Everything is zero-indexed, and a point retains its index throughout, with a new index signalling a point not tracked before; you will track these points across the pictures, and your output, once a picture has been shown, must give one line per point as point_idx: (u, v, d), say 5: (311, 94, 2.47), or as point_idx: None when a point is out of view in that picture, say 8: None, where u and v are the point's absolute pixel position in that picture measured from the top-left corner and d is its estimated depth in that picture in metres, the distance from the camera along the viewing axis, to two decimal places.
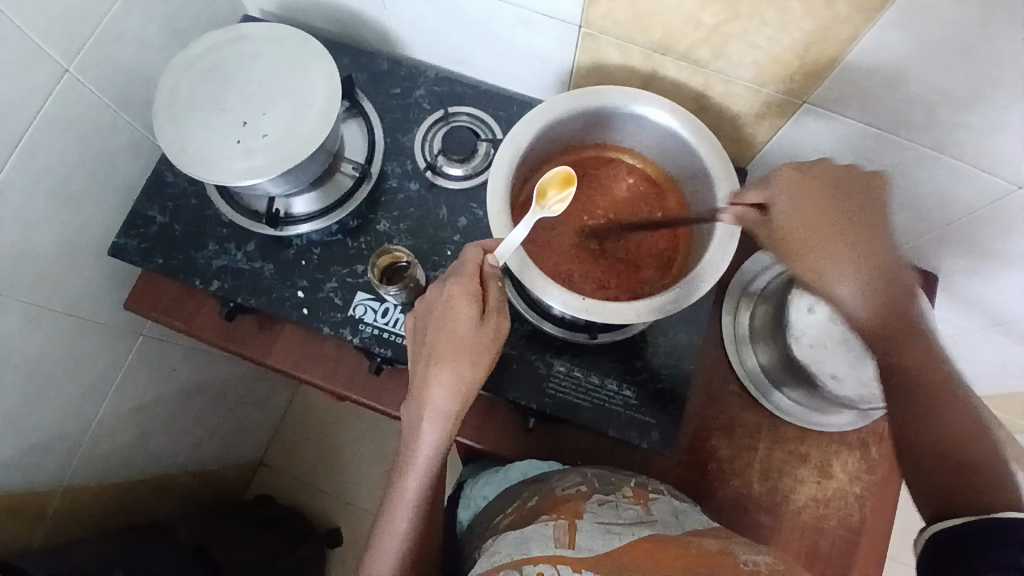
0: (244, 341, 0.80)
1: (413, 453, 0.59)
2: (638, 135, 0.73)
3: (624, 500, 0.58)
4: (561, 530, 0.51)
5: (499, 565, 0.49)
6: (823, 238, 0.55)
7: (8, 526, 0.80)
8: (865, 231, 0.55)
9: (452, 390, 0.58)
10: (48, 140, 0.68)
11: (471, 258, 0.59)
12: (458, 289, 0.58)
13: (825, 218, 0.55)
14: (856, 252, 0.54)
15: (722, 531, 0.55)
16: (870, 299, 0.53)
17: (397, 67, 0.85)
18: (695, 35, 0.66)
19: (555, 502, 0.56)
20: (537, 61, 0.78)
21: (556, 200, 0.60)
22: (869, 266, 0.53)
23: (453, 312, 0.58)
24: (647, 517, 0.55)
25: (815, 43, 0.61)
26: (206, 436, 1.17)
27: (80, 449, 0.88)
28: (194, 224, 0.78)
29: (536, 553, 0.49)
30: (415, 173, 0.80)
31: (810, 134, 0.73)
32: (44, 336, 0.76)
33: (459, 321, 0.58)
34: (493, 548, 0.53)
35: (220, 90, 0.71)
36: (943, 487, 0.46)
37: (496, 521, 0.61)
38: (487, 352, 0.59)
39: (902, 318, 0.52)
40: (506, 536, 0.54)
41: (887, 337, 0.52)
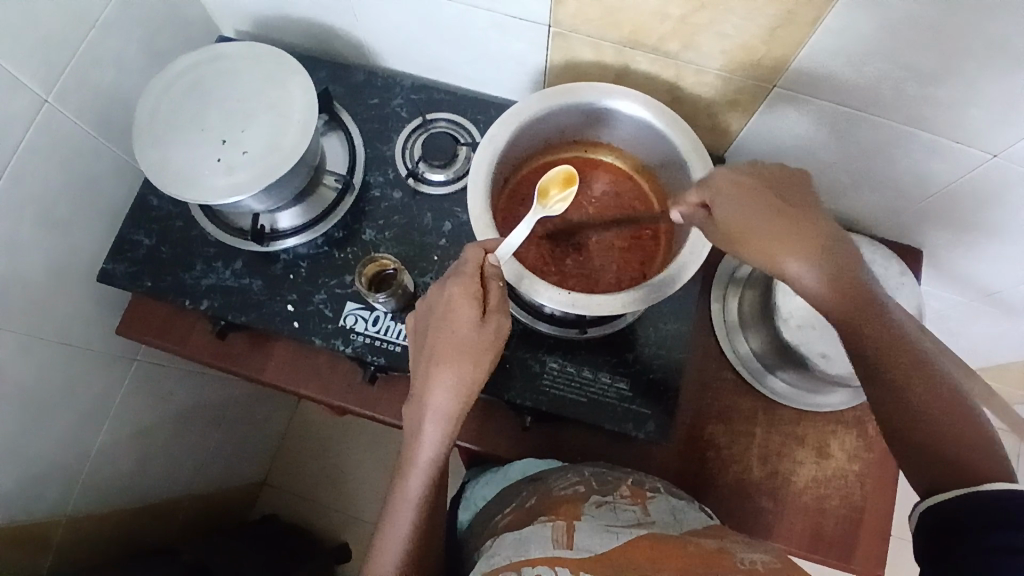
0: (236, 358, 0.80)
1: (415, 455, 0.59)
2: (614, 130, 0.74)
3: (622, 500, 0.58)
4: (559, 532, 0.51)
5: (498, 567, 0.49)
6: (768, 230, 0.55)
7: (11, 559, 0.79)
8: (804, 214, 0.56)
9: (454, 391, 0.58)
10: (30, 169, 0.68)
11: (471, 258, 0.60)
12: (460, 288, 0.59)
13: (764, 214, 0.56)
14: (799, 235, 0.55)
15: (721, 529, 0.55)
16: (824, 279, 0.54)
17: (373, 78, 0.85)
18: (663, 28, 0.67)
19: (554, 503, 0.57)
20: (511, 63, 0.79)
21: (557, 199, 0.65)
22: (816, 246, 0.55)
23: (455, 310, 0.59)
24: (644, 517, 0.55)
25: (781, 28, 0.62)
26: (206, 458, 1.16)
27: (80, 478, 0.88)
28: (181, 245, 0.79)
29: (535, 555, 0.49)
30: (397, 181, 0.81)
31: (785, 118, 0.74)
32: (37, 365, 0.76)
33: (461, 320, 0.58)
34: (492, 550, 0.53)
35: (199, 110, 0.72)
36: (935, 468, 0.49)
37: (494, 521, 0.61)
38: (488, 352, 0.59)
39: (853, 292, 0.54)
40: (506, 537, 0.54)
41: (851, 311, 0.53)
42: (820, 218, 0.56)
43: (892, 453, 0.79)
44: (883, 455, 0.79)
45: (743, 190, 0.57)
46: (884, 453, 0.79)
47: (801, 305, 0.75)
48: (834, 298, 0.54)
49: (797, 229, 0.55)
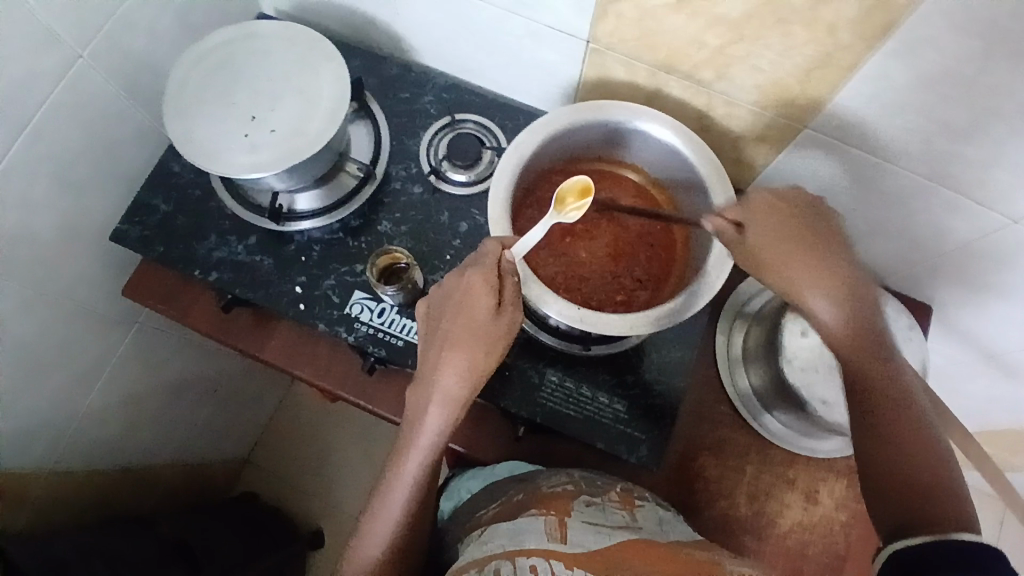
0: (238, 334, 0.80)
1: (416, 434, 0.59)
2: (640, 151, 0.74)
3: (611, 503, 0.59)
4: (552, 525, 0.52)
5: (491, 554, 0.49)
6: (796, 259, 0.56)
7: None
8: (830, 251, 0.56)
9: (462, 375, 0.58)
10: (57, 123, 0.69)
11: (490, 252, 0.59)
12: (479, 276, 0.58)
13: (792, 240, 0.56)
14: (822, 268, 0.55)
15: (706, 542, 0.56)
16: (840, 318, 0.55)
17: (407, 72, 0.86)
18: (700, 56, 0.67)
19: (544, 498, 0.57)
20: (545, 73, 0.79)
21: (573, 207, 0.63)
22: (839, 280, 0.55)
23: (473, 297, 0.58)
24: (632, 522, 0.56)
25: (817, 69, 0.63)
26: (193, 429, 1.16)
27: (67, 435, 0.88)
28: (197, 215, 0.79)
29: (529, 546, 0.49)
30: (418, 176, 0.81)
31: (811, 160, 0.74)
32: (39, 317, 0.76)
33: (476, 307, 0.58)
34: (484, 538, 0.53)
35: (231, 84, 0.72)
36: (902, 508, 0.50)
37: (479, 513, 0.61)
38: (500, 342, 0.59)
39: (870, 336, 0.55)
40: (498, 526, 0.54)
41: (856, 349, 0.55)
42: (843, 254, 0.56)
43: None
44: None
45: (778, 212, 0.57)
46: None
47: (806, 347, 0.74)
48: (846, 339, 0.55)
49: (822, 265, 0.55)
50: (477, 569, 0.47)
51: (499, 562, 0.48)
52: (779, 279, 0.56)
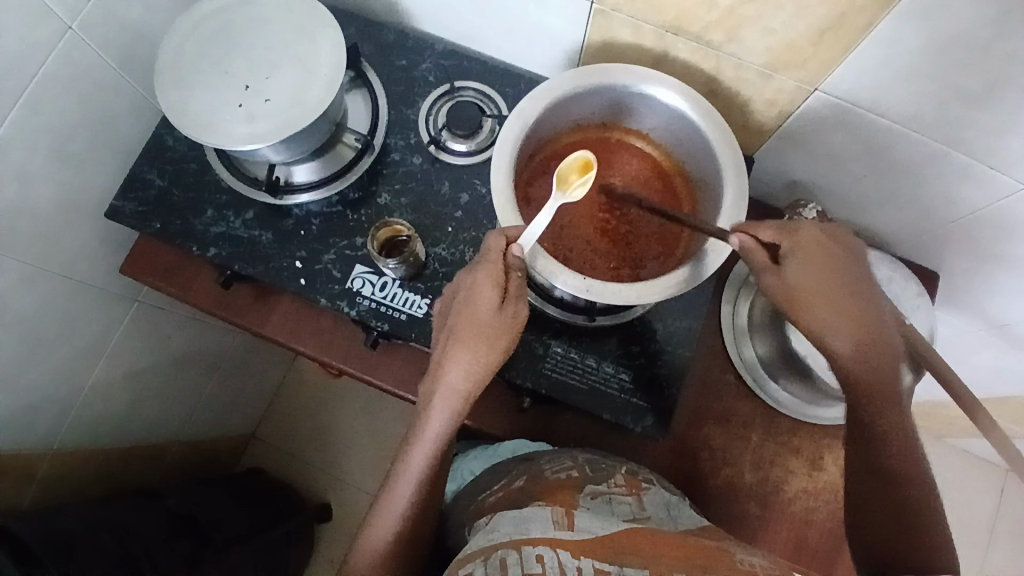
0: (239, 310, 0.79)
1: (421, 429, 0.59)
2: (645, 117, 0.72)
3: (617, 490, 0.59)
4: (558, 514, 0.52)
5: (497, 543, 0.49)
6: (829, 301, 0.56)
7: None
8: (861, 299, 0.56)
9: (468, 371, 0.57)
10: (46, 97, 0.67)
11: (493, 245, 0.58)
12: (485, 272, 0.58)
13: (827, 276, 0.56)
14: (850, 311, 0.55)
15: (714, 529, 0.56)
16: (860, 356, 0.55)
17: (404, 39, 0.83)
18: (709, 17, 0.65)
19: (549, 488, 0.57)
20: (548, 37, 0.77)
21: (577, 183, 0.60)
22: (863, 324, 0.55)
23: (478, 292, 0.58)
24: (639, 513, 0.56)
25: (830, 31, 0.60)
26: (198, 407, 1.16)
27: (70, 413, 0.87)
28: (194, 190, 0.77)
29: (536, 535, 0.49)
30: (418, 147, 0.79)
31: (821, 125, 0.72)
32: (37, 297, 0.75)
33: (480, 303, 0.57)
34: (489, 527, 0.53)
35: (224, 53, 0.70)
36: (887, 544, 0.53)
37: (481, 497, 0.62)
38: (506, 337, 0.58)
39: (886, 378, 0.55)
40: (503, 515, 0.54)
41: (869, 387, 0.55)
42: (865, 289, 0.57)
43: None
44: None
45: (820, 251, 0.57)
46: None
47: None
48: (862, 376, 0.55)
49: (853, 311, 0.55)
50: (482, 559, 0.47)
51: (504, 550, 0.47)
52: (810, 314, 0.56)
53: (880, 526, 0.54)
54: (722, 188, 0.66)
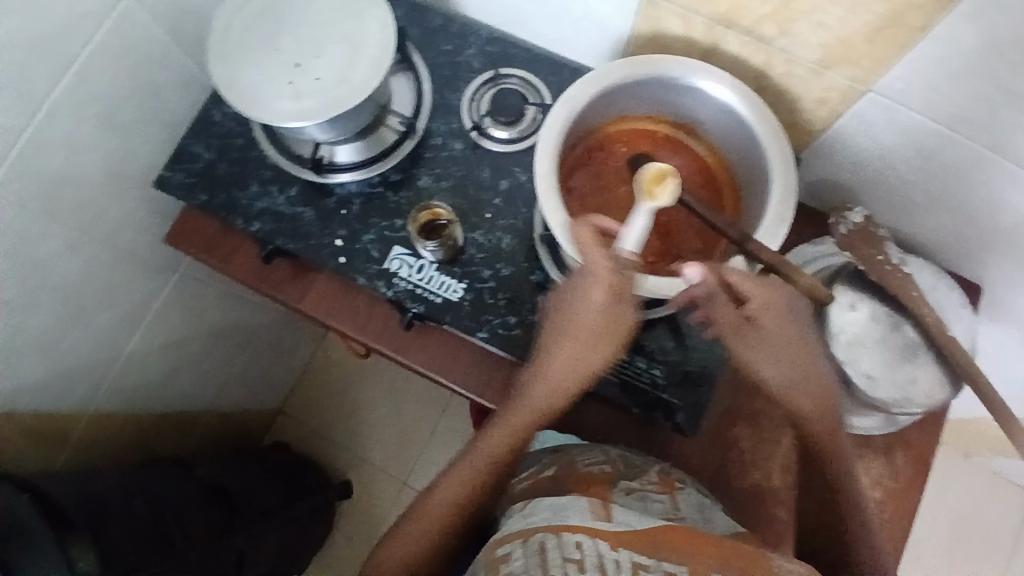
0: (278, 285, 0.79)
1: (513, 408, 0.62)
2: (692, 109, 0.71)
3: (650, 487, 0.60)
4: (595, 504, 0.53)
5: (535, 527, 0.51)
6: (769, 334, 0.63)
7: (30, 445, 0.81)
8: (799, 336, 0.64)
9: (570, 364, 0.60)
10: (99, 66, 0.68)
11: (581, 234, 0.59)
12: (594, 284, 0.58)
13: (779, 343, 0.63)
14: (787, 344, 0.63)
15: (747, 534, 0.56)
16: (791, 383, 0.64)
17: (450, 23, 0.83)
18: (761, 9, 0.64)
19: (584, 481, 0.58)
20: (595, 26, 0.76)
21: (662, 191, 0.60)
22: (795, 354, 0.64)
23: (586, 304, 0.58)
24: (674, 512, 0.57)
25: (886, 28, 0.59)
26: (228, 380, 1.18)
27: (108, 378, 0.90)
28: (239, 165, 0.78)
29: (574, 522, 0.51)
30: (460, 132, 0.79)
31: (870, 126, 0.71)
32: (83, 261, 0.77)
33: (585, 315, 0.59)
34: (528, 510, 0.55)
35: (275, 29, 0.70)
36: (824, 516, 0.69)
37: (514, 485, 0.63)
38: (610, 340, 0.59)
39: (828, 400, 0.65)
40: (540, 500, 0.55)
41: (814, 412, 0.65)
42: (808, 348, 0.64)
43: (917, 481, 0.81)
44: (906, 484, 0.81)
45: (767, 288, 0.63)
46: (908, 482, 0.81)
47: (854, 322, 0.75)
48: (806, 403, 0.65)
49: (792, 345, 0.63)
50: (522, 541, 0.50)
51: (545, 535, 0.50)
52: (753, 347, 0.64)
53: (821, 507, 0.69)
54: (768, 186, 0.65)
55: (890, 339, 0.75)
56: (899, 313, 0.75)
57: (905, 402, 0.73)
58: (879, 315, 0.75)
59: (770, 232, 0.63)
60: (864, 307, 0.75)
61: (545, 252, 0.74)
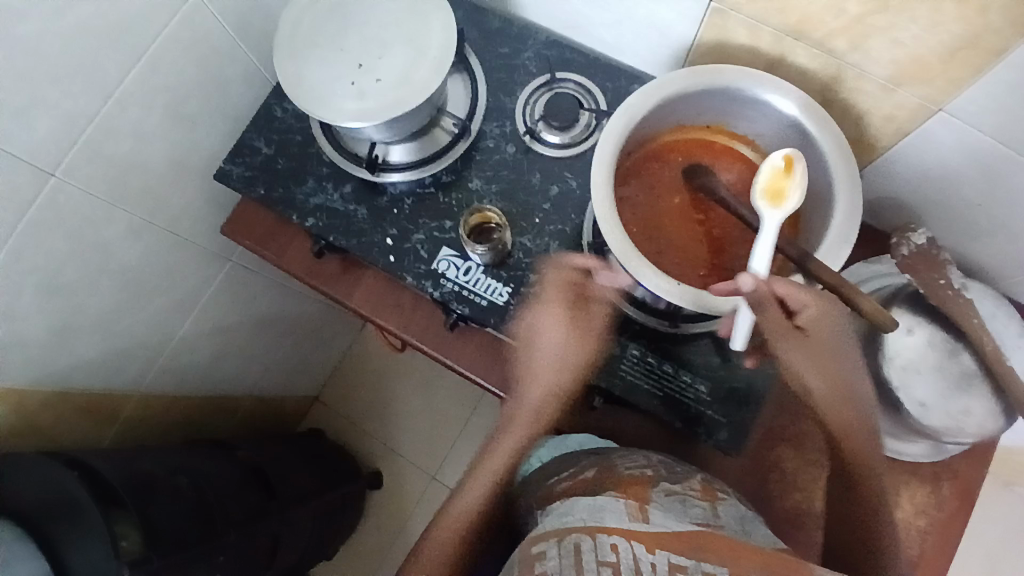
0: (328, 280, 0.81)
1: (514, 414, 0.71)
2: (754, 121, 0.69)
3: (692, 492, 0.58)
4: (633, 507, 0.52)
5: (571, 528, 0.50)
6: (809, 346, 0.60)
7: (79, 420, 0.85)
8: (833, 347, 0.60)
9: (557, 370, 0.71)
10: (170, 58, 0.70)
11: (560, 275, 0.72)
12: (562, 322, 0.71)
13: (816, 353, 0.60)
14: (823, 354, 0.60)
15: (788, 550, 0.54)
16: (827, 390, 0.61)
17: (508, 26, 0.83)
18: (834, 24, 0.62)
19: (622, 482, 0.57)
20: (657, 32, 0.75)
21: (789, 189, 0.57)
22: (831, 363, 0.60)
23: (546, 338, 0.71)
24: (714, 518, 0.55)
25: (965, 48, 0.57)
26: (269, 367, 1.21)
27: (159, 361, 0.93)
28: (296, 160, 0.80)
29: (610, 524, 0.50)
30: (513, 136, 0.79)
31: (939, 146, 0.68)
32: (143, 247, 0.80)
33: (558, 346, 0.71)
34: (563, 510, 0.54)
35: (339, 28, 0.71)
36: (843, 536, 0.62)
37: (550, 482, 0.62)
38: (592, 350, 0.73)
39: (851, 403, 0.62)
40: (577, 500, 0.54)
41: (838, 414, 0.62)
42: (846, 355, 0.61)
43: (960, 515, 0.79)
44: (949, 516, 0.79)
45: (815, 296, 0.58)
46: (952, 514, 0.79)
47: (909, 348, 0.74)
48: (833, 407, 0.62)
49: (827, 354, 0.60)
50: (557, 539, 0.50)
51: (580, 536, 0.49)
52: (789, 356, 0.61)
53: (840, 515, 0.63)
54: (831, 206, 0.63)
55: (946, 369, 0.73)
56: (957, 340, 0.74)
57: (957, 432, 0.71)
58: (935, 340, 0.74)
59: (833, 253, 0.61)
60: (921, 332, 0.74)
61: (594, 260, 0.74)
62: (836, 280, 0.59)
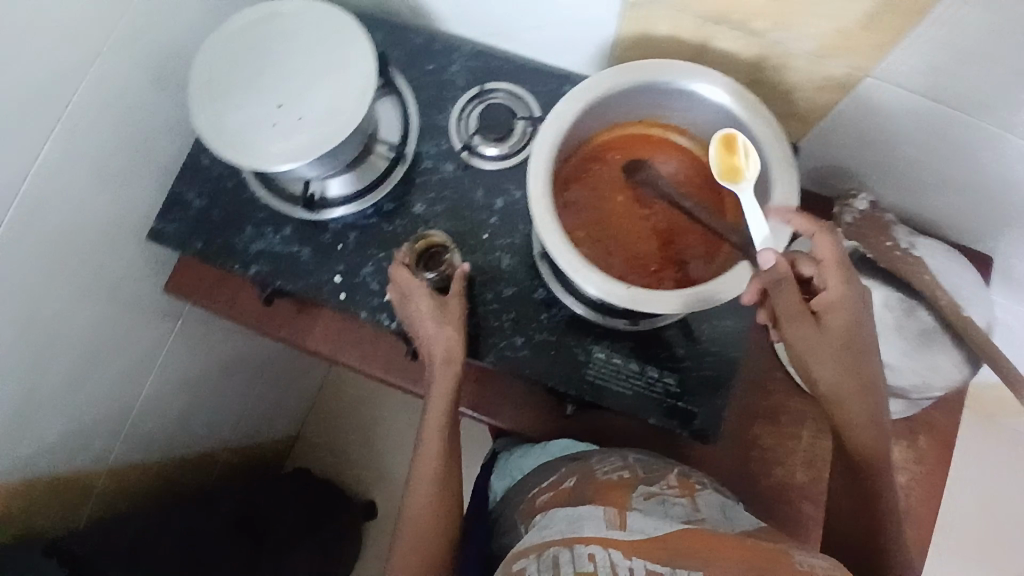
0: (282, 325, 0.80)
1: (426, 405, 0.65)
2: (685, 111, 0.69)
3: (669, 491, 0.58)
4: (612, 513, 0.52)
5: (549, 542, 0.50)
6: (827, 334, 0.56)
7: (50, 505, 0.82)
8: (854, 339, 0.56)
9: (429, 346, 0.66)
10: (83, 125, 0.67)
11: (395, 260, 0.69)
12: (433, 318, 0.65)
13: (831, 344, 0.56)
14: (838, 344, 0.56)
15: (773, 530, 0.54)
16: (841, 380, 0.57)
17: (431, 42, 0.81)
18: (753, 6, 0.61)
19: (600, 488, 0.57)
20: (580, 32, 0.74)
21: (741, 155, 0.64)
22: (848, 355, 0.56)
23: (437, 338, 0.65)
24: (694, 514, 0.55)
25: (882, 15, 0.57)
26: (243, 413, 1.19)
27: (125, 429, 0.90)
28: (232, 208, 0.78)
29: (587, 533, 0.49)
30: (450, 153, 0.78)
31: (872, 111, 0.69)
32: (87, 320, 0.77)
33: (449, 342, 0.65)
34: (542, 524, 0.54)
35: (254, 70, 0.69)
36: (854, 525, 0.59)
37: (534, 495, 0.61)
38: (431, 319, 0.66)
39: (868, 398, 0.57)
40: (556, 512, 0.54)
41: (851, 405, 0.57)
42: (869, 342, 0.57)
43: (942, 465, 0.80)
44: (931, 467, 0.80)
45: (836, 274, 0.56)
46: (933, 465, 0.80)
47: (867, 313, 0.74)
48: (844, 397, 0.57)
49: (844, 346, 0.56)
50: (535, 555, 0.48)
51: (556, 549, 0.48)
52: (801, 342, 0.57)
53: (848, 507, 0.60)
54: (768, 188, 0.63)
55: (906, 327, 0.73)
56: (913, 298, 0.74)
57: (924, 388, 0.72)
58: (892, 301, 0.74)
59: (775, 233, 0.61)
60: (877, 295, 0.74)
61: (547, 269, 0.73)
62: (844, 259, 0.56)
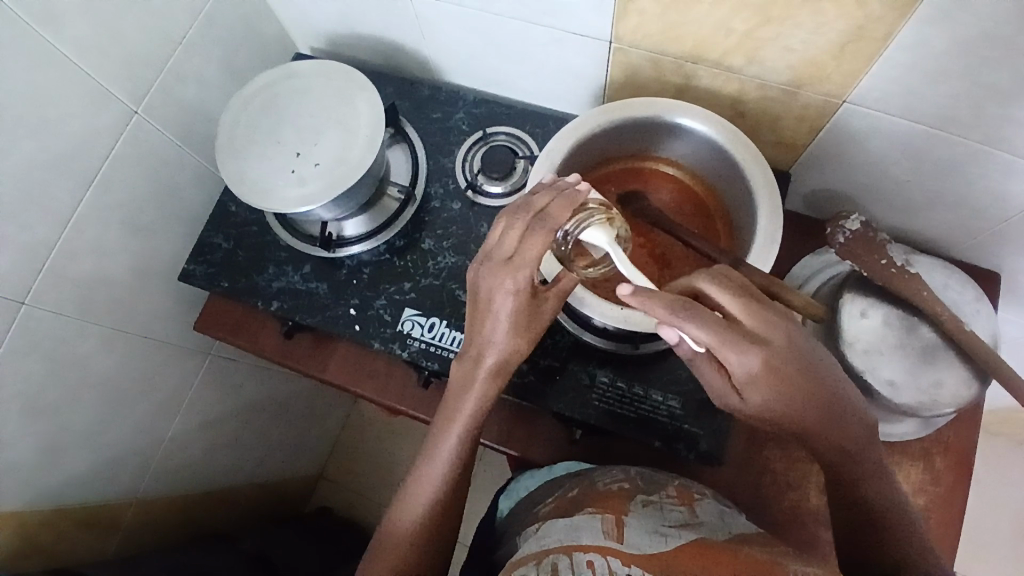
0: (301, 358, 0.84)
1: (457, 409, 0.61)
2: (673, 144, 0.73)
3: (668, 500, 0.59)
4: (609, 524, 0.52)
5: (550, 548, 0.51)
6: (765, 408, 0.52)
7: (81, 536, 0.86)
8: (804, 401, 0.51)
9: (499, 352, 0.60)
10: (119, 176, 0.74)
11: (539, 236, 0.57)
12: (512, 324, 0.60)
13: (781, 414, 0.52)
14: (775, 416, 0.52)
15: (771, 535, 0.55)
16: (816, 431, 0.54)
17: (437, 92, 0.88)
18: (727, 43, 0.66)
19: (599, 497, 0.58)
20: (572, 77, 0.80)
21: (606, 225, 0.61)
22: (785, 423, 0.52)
23: (499, 344, 0.60)
24: (692, 519, 0.56)
25: (850, 43, 0.60)
26: (267, 451, 1.22)
27: (153, 463, 0.94)
28: (255, 250, 0.84)
29: (586, 541, 0.51)
30: (457, 193, 0.83)
31: (856, 135, 0.72)
32: (120, 356, 0.82)
33: (510, 356, 0.61)
34: (541, 533, 0.55)
35: (275, 125, 0.76)
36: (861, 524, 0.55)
37: (535, 509, 0.63)
38: (527, 323, 0.60)
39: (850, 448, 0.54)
40: (555, 522, 0.56)
41: (834, 455, 0.54)
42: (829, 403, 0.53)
43: (962, 486, 0.78)
44: (950, 488, 0.78)
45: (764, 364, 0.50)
46: (952, 486, 0.78)
47: (866, 330, 0.74)
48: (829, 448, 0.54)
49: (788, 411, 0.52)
50: (534, 562, 0.50)
51: (558, 555, 0.50)
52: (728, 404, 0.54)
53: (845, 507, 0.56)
54: (755, 212, 0.66)
55: (908, 345, 0.73)
56: (913, 315, 0.74)
57: (932, 406, 0.71)
58: (892, 318, 0.74)
59: (763, 253, 0.64)
60: (875, 314, 0.74)
61: None
62: (756, 293, 0.51)
